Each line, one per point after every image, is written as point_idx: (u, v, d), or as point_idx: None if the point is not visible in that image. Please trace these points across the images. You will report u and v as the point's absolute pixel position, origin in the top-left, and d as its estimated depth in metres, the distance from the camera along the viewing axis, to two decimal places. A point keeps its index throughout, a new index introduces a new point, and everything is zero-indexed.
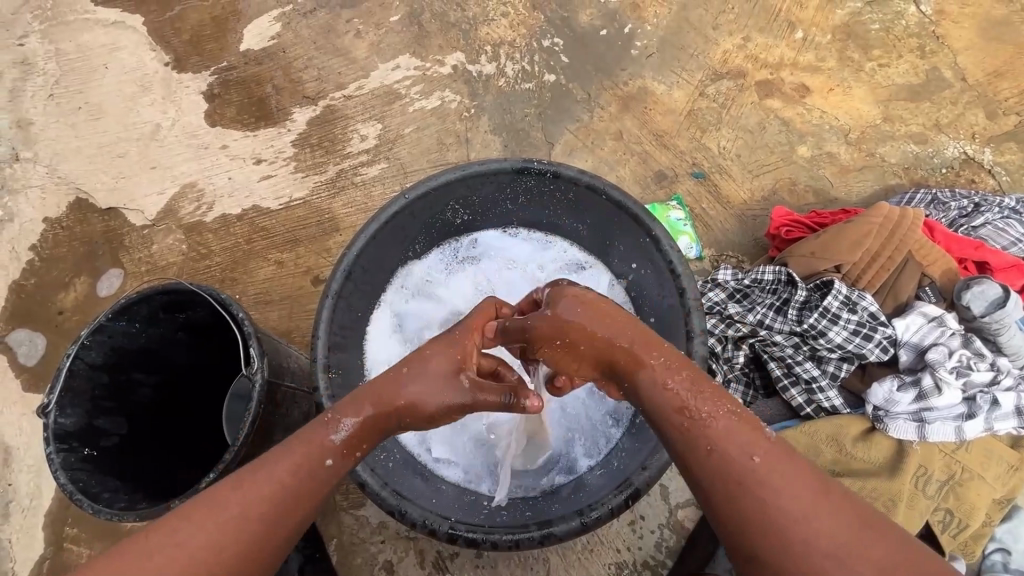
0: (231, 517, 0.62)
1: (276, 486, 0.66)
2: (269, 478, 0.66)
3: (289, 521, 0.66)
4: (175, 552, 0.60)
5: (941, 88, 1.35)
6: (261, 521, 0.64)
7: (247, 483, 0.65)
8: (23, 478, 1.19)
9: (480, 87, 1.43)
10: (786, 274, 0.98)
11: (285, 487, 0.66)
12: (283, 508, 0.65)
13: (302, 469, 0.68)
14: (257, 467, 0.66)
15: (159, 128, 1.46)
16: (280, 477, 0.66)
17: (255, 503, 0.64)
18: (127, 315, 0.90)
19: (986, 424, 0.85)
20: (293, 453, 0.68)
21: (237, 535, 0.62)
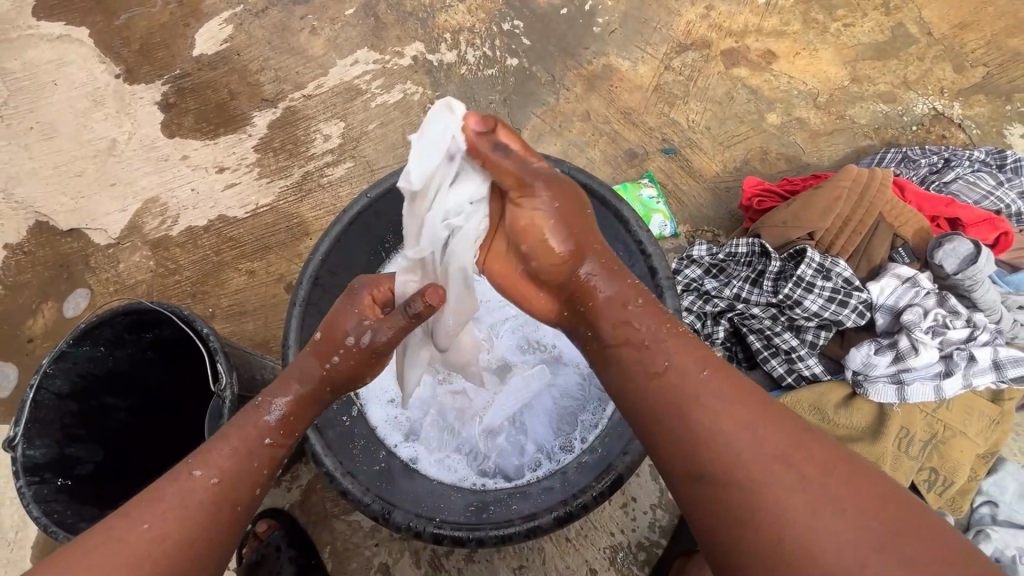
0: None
1: (178, 541, 0.56)
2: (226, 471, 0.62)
3: (212, 559, 0.59)
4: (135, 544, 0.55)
5: (907, 45, 1.33)
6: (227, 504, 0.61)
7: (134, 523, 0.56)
8: (6, 511, 1.16)
9: (442, 76, 1.39)
10: (760, 246, 0.96)
11: (191, 544, 0.57)
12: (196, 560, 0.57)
13: (220, 502, 0.60)
14: (138, 522, 0.56)
15: (116, 142, 1.42)
16: (179, 535, 0.57)
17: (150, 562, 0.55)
18: (91, 340, 0.87)
19: (965, 381, 0.84)
20: (188, 505, 0.59)
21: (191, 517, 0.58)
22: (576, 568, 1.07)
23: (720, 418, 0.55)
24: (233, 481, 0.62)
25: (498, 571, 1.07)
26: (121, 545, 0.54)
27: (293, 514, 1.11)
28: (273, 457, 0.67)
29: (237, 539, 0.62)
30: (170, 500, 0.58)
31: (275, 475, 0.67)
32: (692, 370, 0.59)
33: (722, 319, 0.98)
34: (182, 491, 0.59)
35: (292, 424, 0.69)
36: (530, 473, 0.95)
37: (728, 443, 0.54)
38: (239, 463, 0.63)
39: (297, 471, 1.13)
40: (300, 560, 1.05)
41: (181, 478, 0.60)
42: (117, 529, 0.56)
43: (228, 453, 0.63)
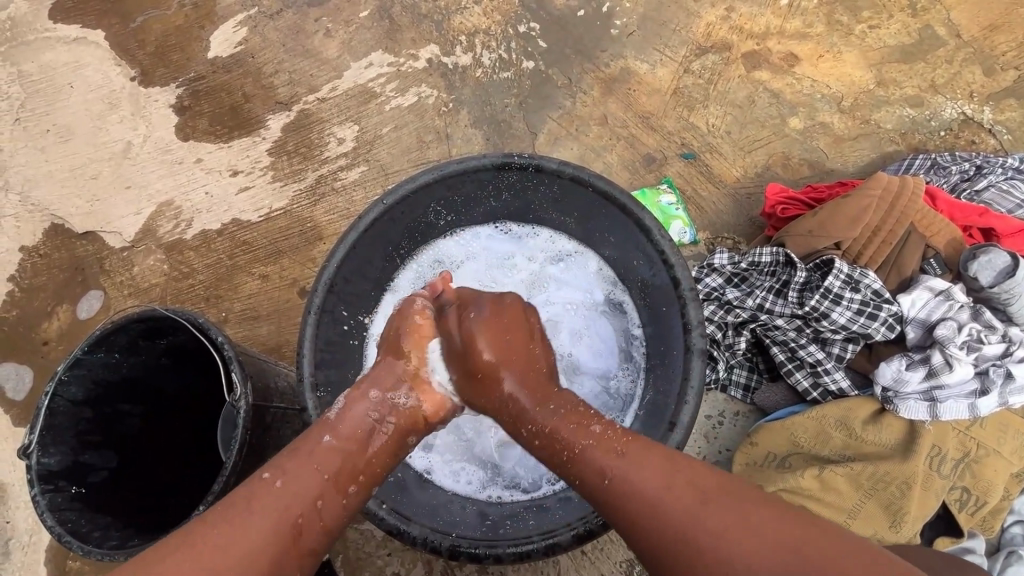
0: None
1: (242, 552, 0.57)
2: (296, 485, 0.63)
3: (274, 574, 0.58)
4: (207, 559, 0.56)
5: (935, 47, 1.30)
6: (290, 525, 0.61)
7: (206, 538, 0.58)
8: (21, 514, 1.16)
9: (457, 79, 1.38)
10: (784, 256, 0.94)
11: (252, 557, 0.57)
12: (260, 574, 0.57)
13: (284, 522, 0.60)
14: (208, 528, 0.58)
15: (131, 145, 1.42)
16: (240, 547, 0.57)
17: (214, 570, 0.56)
18: (106, 347, 0.86)
19: (1001, 399, 0.81)
20: (257, 514, 0.60)
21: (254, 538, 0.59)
22: None
23: (686, 501, 0.58)
24: (298, 494, 0.62)
25: None
26: (192, 549, 0.57)
27: None
28: (338, 486, 0.65)
29: (302, 557, 0.61)
30: (238, 512, 0.60)
31: (343, 492, 0.65)
32: (612, 458, 0.63)
33: (744, 329, 0.96)
34: (253, 499, 0.61)
35: (356, 439, 0.68)
36: (547, 487, 0.93)
37: (700, 510, 0.57)
38: (306, 476, 0.64)
39: None
40: None
41: (253, 486, 0.62)
42: (191, 536, 0.58)
43: (302, 464, 0.64)
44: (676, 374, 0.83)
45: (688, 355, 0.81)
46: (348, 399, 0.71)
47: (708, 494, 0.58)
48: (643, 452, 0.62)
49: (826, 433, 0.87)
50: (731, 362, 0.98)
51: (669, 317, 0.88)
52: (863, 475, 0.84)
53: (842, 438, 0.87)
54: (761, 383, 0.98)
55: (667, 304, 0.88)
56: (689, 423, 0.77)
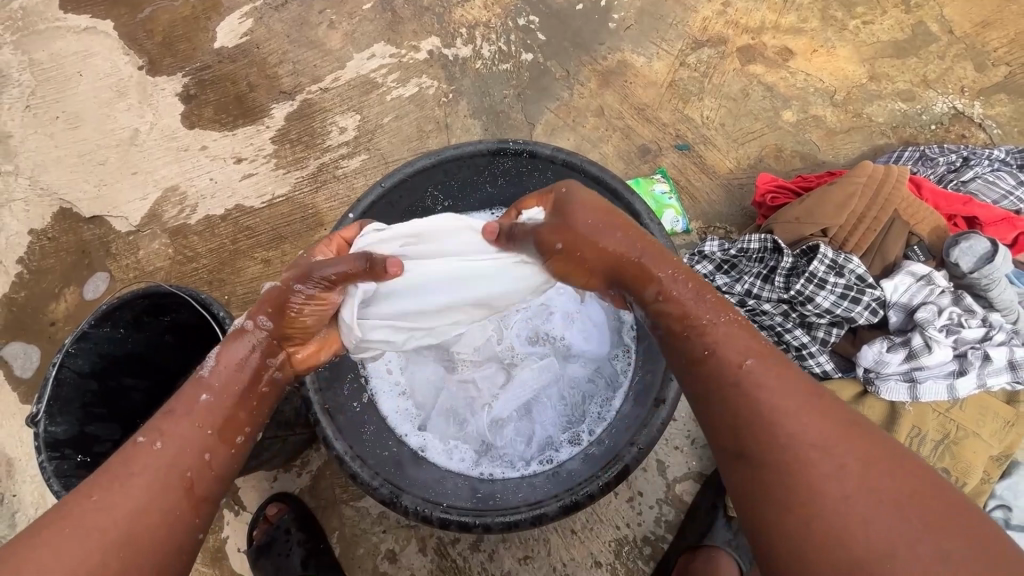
0: (67, 549, 0.55)
1: (127, 510, 0.59)
2: (181, 442, 0.64)
3: (168, 524, 0.60)
4: (95, 524, 0.57)
5: (928, 43, 1.32)
6: (179, 479, 0.62)
7: (85, 511, 0.58)
8: (27, 488, 1.19)
9: (457, 70, 1.40)
10: (772, 242, 0.96)
11: (140, 513, 0.59)
12: (156, 528, 0.59)
13: (171, 477, 0.62)
14: (85, 496, 0.59)
15: (138, 133, 1.45)
16: (128, 506, 0.59)
17: (103, 530, 0.57)
18: (111, 322, 0.89)
19: (979, 381, 0.83)
20: (137, 475, 0.61)
21: (142, 500, 0.60)
22: (582, 561, 1.07)
23: (815, 433, 0.55)
24: (180, 448, 0.63)
25: (503, 562, 1.08)
26: (79, 516, 0.58)
27: (304, 499, 1.12)
28: (223, 436, 0.67)
29: (198, 504, 0.63)
30: (118, 478, 0.60)
31: (230, 441, 0.67)
32: (762, 386, 0.59)
33: None
34: (131, 464, 0.61)
35: (235, 391, 0.68)
36: (538, 465, 0.96)
37: (823, 447, 0.55)
38: (185, 432, 0.64)
39: (307, 457, 1.14)
40: (309, 544, 1.06)
41: (128, 451, 0.62)
42: (68, 511, 0.58)
43: (176, 423, 0.65)
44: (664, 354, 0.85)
45: None
46: (221, 350, 0.69)
47: (837, 437, 0.55)
48: (790, 372, 0.59)
49: None
50: None
51: None
52: None
53: None
54: None
55: None
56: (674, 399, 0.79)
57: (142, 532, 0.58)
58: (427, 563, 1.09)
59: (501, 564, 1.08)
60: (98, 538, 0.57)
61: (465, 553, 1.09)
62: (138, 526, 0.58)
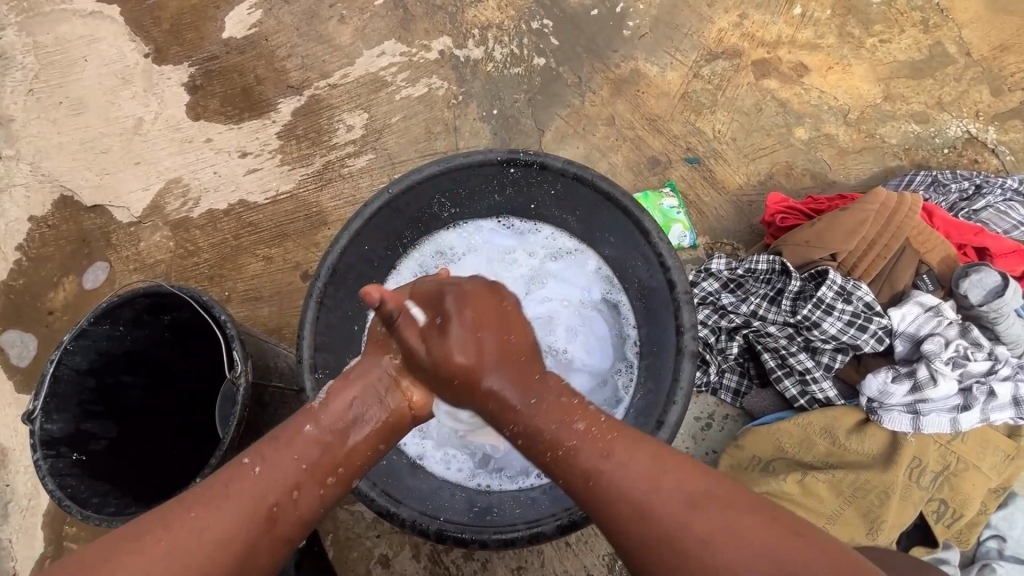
0: (154, 566, 0.56)
1: (214, 535, 0.59)
2: (276, 471, 0.63)
3: (245, 562, 0.59)
4: (183, 538, 0.58)
5: (944, 64, 1.30)
6: (263, 517, 0.61)
7: (179, 525, 0.58)
8: (20, 479, 1.18)
9: (468, 72, 1.39)
10: (780, 264, 0.95)
11: (223, 547, 0.58)
12: (230, 561, 0.58)
13: (259, 510, 0.61)
14: (185, 510, 0.59)
15: (143, 122, 1.43)
16: (216, 532, 0.59)
17: (189, 554, 0.57)
18: (110, 319, 0.89)
19: (982, 415, 0.83)
20: (231, 499, 0.61)
21: (228, 528, 0.59)
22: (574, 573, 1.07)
23: (673, 509, 0.56)
24: (274, 484, 0.63)
25: (496, 572, 1.08)
26: (173, 532, 0.58)
27: None
28: (316, 480, 0.65)
29: (276, 544, 0.62)
30: (217, 495, 0.61)
31: (322, 482, 0.65)
32: (598, 459, 0.61)
33: (737, 335, 0.99)
34: (231, 484, 0.62)
35: (337, 431, 0.67)
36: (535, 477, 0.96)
37: (687, 521, 0.56)
38: (285, 464, 0.64)
39: None
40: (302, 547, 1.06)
41: (232, 472, 0.63)
42: (167, 517, 0.59)
43: (278, 452, 0.64)
44: (667, 376, 0.85)
45: (680, 357, 0.82)
46: (333, 387, 0.70)
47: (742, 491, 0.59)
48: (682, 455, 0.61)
49: (810, 439, 0.89)
50: (722, 366, 1.01)
51: (664, 318, 0.90)
52: (844, 483, 0.86)
53: (826, 445, 0.89)
54: (751, 388, 1.01)
55: (662, 306, 0.90)
56: (677, 421, 0.80)
57: (216, 568, 0.58)
58: (420, 570, 1.09)
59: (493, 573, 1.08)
60: (179, 559, 0.56)
61: (458, 562, 1.09)
62: (216, 556, 0.58)
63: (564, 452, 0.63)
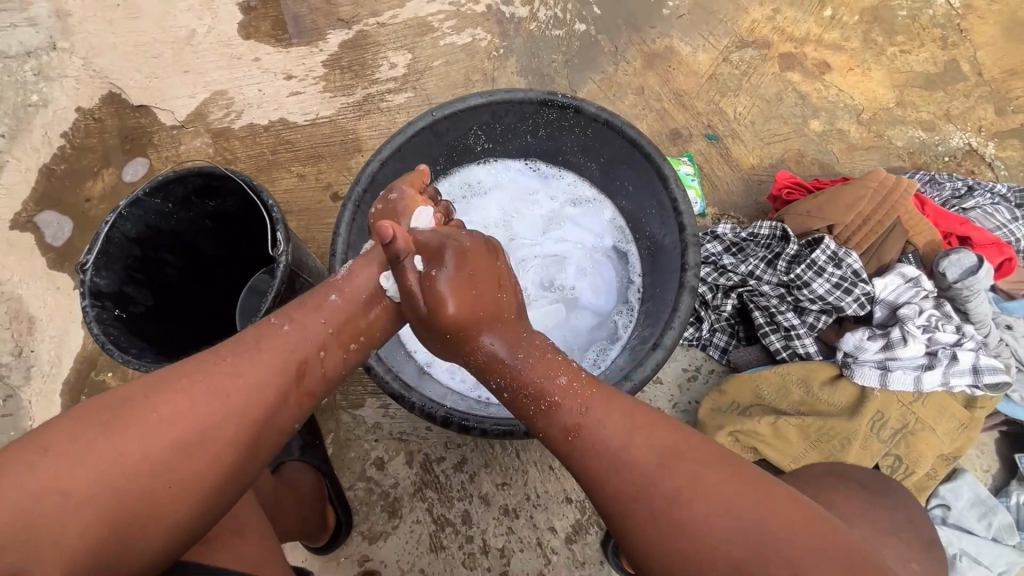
0: (190, 404, 0.61)
1: (247, 384, 0.64)
2: (307, 330, 0.70)
3: (275, 410, 0.66)
4: (218, 382, 0.63)
5: (956, 80, 1.39)
6: (289, 373, 0.67)
7: (209, 372, 0.63)
8: (44, 347, 1.25)
9: (511, 28, 1.46)
10: (782, 230, 1.04)
11: (257, 390, 0.65)
12: (260, 408, 0.64)
13: (289, 364, 0.67)
14: (221, 358, 0.65)
15: (195, 33, 1.49)
16: (254, 375, 0.65)
17: (226, 395, 0.63)
18: (164, 194, 0.96)
19: (944, 379, 0.92)
20: (265, 352, 0.67)
21: (261, 379, 0.65)
22: (554, 496, 1.15)
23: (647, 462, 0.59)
24: (304, 342, 0.69)
25: (481, 485, 1.16)
26: (209, 377, 0.63)
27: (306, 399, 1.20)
28: (342, 339, 0.72)
29: (303, 396, 0.69)
30: (249, 349, 0.67)
31: (344, 347, 0.73)
32: (582, 414, 0.64)
33: (733, 293, 1.08)
34: (263, 339, 0.68)
35: (359, 298, 0.74)
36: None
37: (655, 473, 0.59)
38: (312, 326, 0.70)
39: None
40: (306, 438, 1.14)
41: (262, 329, 0.69)
42: (202, 363, 0.64)
43: (306, 315, 0.71)
44: (666, 310, 0.93)
45: (681, 291, 0.91)
46: (354, 265, 0.77)
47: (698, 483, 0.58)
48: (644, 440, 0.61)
49: (787, 388, 0.98)
50: (715, 324, 1.10)
51: (671, 260, 0.98)
52: (812, 428, 0.95)
53: (800, 394, 0.97)
54: (738, 346, 1.10)
55: (670, 249, 0.98)
56: (672, 345, 0.88)
57: (253, 408, 0.64)
58: (411, 475, 1.17)
59: (478, 487, 1.16)
60: (218, 399, 0.62)
61: (446, 473, 1.17)
62: (247, 401, 0.63)
63: (546, 405, 0.65)
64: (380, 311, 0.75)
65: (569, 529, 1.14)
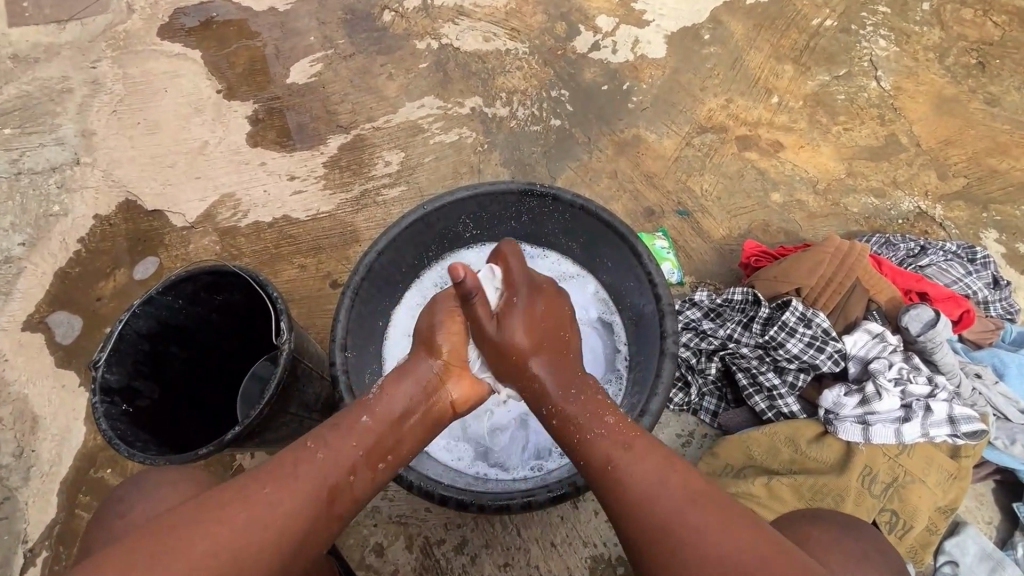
0: (242, 529, 0.64)
1: (287, 508, 0.67)
2: (339, 456, 0.73)
3: (309, 531, 0.69)
4: (265, 505, 0.67)
5: (898, 151, 1.54)
6: (324, 498, 0.71)
7: (260, 498, 0.67)
8: (45, 446, 1.26)
9: (494, 126, 1.62)
10: (753, 295, 1.11)
11: (294, 514, 0.68)
12: (301, 531, 0.68)
13: (323, 487, 0.71)
14: (264, 484, 0.68)
15: (207, 144, 1.65)
16: (290, 501, 0.68)
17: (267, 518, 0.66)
18: (174, 292, 1.03)
19: (922, 430, 0.95)
20: (304, 475, 0.70)
21: (295, 509, 0.68)
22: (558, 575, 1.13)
23: (674, 494, 0.68)
24: (336, 463, 0.73)
25: (483, 567, 1.14)
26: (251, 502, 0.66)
27: None
28: (376, 455, 0.76)
29: (332, 518, 0.72)
30: (291, 468, 0.71)
31: (373, 467, 0.76)
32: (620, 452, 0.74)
33: (715, 357, 1.13)
34: (301, 466, 0.71)
35: (386, 421, 0.79)
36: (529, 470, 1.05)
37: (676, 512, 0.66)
38: (345, 447, 0.74)
39: None
40: None
41: (299, 451, 0.73)
42: (244, 490, 0.67)
43: (344, 435, 0.75)
44: (650, 376, 0.98)
45: (663, 358, 0.96)
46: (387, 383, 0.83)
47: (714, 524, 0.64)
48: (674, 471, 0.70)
49: (776, 447, 1.01)
50: (703, 389, 1.14)
51: (652, 329, 1.04)
52: (804, 486, 0.97)
53: (789, 453, 1.00)
54: (727, 409, 1.13)
55: (650, 319, 1.05)
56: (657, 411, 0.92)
57: (289, 534, 0.67)
58: (412, 561, 1.15)
59: (481, 569, 1.14)
60: (262, 524, 0.65)
61: (448, 555, 1.15)
62: (290, 524, 0.67)
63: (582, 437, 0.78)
64: (413, 424, 0.81)
65: None
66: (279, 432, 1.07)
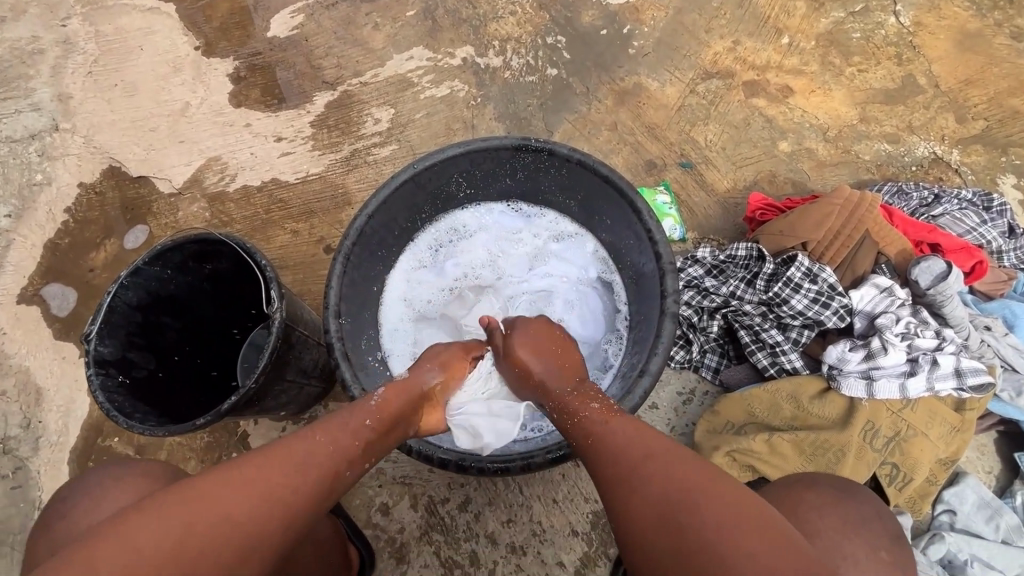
0: (206, 523, 0.58)
1: (262, 503, 0.61)
2: (320, 455, 0.68)
3: (275, 535, 0.62)
4: (241, 493, 0.61)
5: (915, 93, 1.45)
6: (299, 501, 0.64)
7: (239, 485, 0.61)
8: (52, 417, 1.28)
9: (487, 78, 1.53)
10: (757, 250, 1.08)
11: (269, 513, 0.61)
12: (262, 534, 0.60)
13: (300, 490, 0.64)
14: (252, 467, 0.63)
15: (189, 106, 1.58)
16: (261, 500, 0.61)
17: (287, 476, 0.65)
18: (162, 262, 1.01)
19: (928, 384, 0.94)
20: (291, 468, 0.65)
21: (266, 506, 0.61)
22: (560, 530, 1.15)
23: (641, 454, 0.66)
24: (324, 460, 0.68)
25: (487, 524, 1.16)
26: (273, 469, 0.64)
27: None
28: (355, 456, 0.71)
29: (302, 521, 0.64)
30: (275, 458, 0.65)
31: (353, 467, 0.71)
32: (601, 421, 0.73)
33: (717, 314, 1.10)
34: (293, 454, 0.66)
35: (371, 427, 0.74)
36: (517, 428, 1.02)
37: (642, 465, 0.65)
38: (333, 445, 0.70)
39: (315, 412, 1.25)
40: None
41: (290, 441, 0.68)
42: (232, 472, 0.62)
43: (335, 433, 0.71)
44: (650, 337, 0.96)
45: (663, 318, 0.93)
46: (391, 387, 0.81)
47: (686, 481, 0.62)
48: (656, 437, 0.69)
49: (778, 404, 1.00)
50: (705, 346, 1.12)
51: (652, 288, 1.01)
52: (805, 442, 0.96)
53: (791, 409, 0.99)
54: (729, 366, 1.12)
55: (649, 279, 1.02)
56: (657, 370, 0.90)
57: (247, 545, 0.59)
58: (417, 519, 1.17)
59: (484, 526, 1.16)
60: (227, 523, 0.59)
61: (452, 513, 1.17)
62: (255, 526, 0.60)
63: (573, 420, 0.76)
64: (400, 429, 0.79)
65: (579, 563, 1.14)
66: (279, 400, 1.07)
